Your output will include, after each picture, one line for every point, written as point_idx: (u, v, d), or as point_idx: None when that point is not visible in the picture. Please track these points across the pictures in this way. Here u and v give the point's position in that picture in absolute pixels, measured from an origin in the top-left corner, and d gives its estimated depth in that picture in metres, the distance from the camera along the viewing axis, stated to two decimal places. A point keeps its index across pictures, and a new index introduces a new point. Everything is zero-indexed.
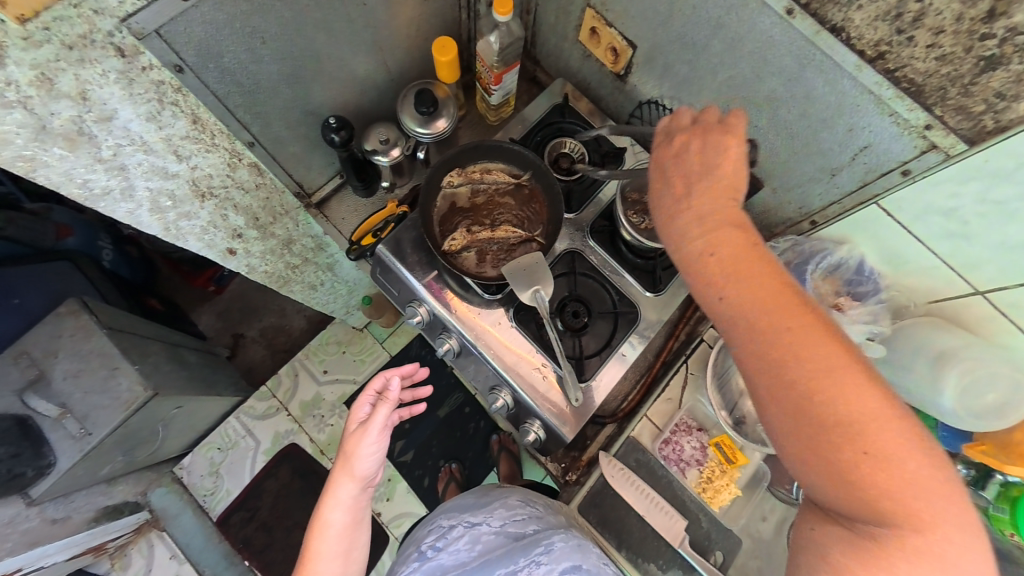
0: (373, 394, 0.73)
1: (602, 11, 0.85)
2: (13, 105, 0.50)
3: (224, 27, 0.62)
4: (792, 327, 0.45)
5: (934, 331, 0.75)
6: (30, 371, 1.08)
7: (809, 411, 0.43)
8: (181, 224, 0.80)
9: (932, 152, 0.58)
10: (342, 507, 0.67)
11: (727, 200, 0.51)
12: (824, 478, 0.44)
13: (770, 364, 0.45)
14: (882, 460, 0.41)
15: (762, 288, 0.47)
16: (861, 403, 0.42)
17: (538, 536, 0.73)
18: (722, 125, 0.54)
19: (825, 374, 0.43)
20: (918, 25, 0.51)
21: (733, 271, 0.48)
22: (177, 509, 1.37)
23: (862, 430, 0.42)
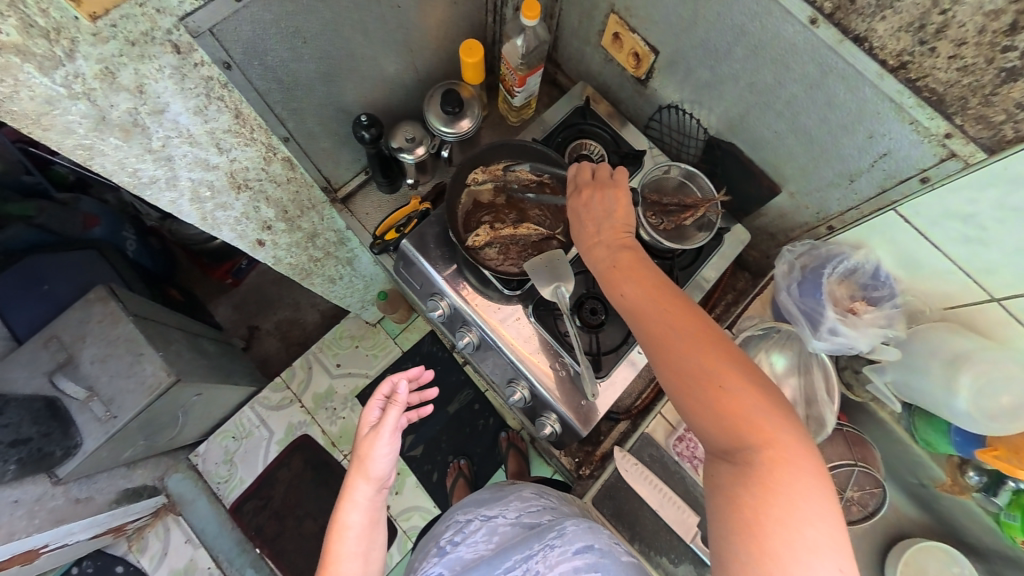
0: (382, 398, 0.67)
1: (626, 17, 0.88)
2: (79, 97, 0.54)
3: (270, 26, 0.65)
4: (660, 304, 0.58)
5: (950, 336, 0.77)
6: (59, 354, 1.12)
7: (682, 364, 0.53)
8: (217, 214, 0.83)
9: (952, 160, 0.60)
10: (360, 509, 0.61)
11: (616, 222, 0.68)
12: (700, 419, 0.52)
13: (647, 335, 0.57)
14: (733, 396, 0.50)
15: (638, 281, 0.61)
16: (713, 354, 0.53)
17: (551, 522, 0.74)
18: (612, 177, 0.72)
19: (682, 335, 0.55)
20: (940, 37, 0.53)
21: (620, 271, 0.63)
22: (193, 495, 1.40)
23: (715, 373, 0.52)
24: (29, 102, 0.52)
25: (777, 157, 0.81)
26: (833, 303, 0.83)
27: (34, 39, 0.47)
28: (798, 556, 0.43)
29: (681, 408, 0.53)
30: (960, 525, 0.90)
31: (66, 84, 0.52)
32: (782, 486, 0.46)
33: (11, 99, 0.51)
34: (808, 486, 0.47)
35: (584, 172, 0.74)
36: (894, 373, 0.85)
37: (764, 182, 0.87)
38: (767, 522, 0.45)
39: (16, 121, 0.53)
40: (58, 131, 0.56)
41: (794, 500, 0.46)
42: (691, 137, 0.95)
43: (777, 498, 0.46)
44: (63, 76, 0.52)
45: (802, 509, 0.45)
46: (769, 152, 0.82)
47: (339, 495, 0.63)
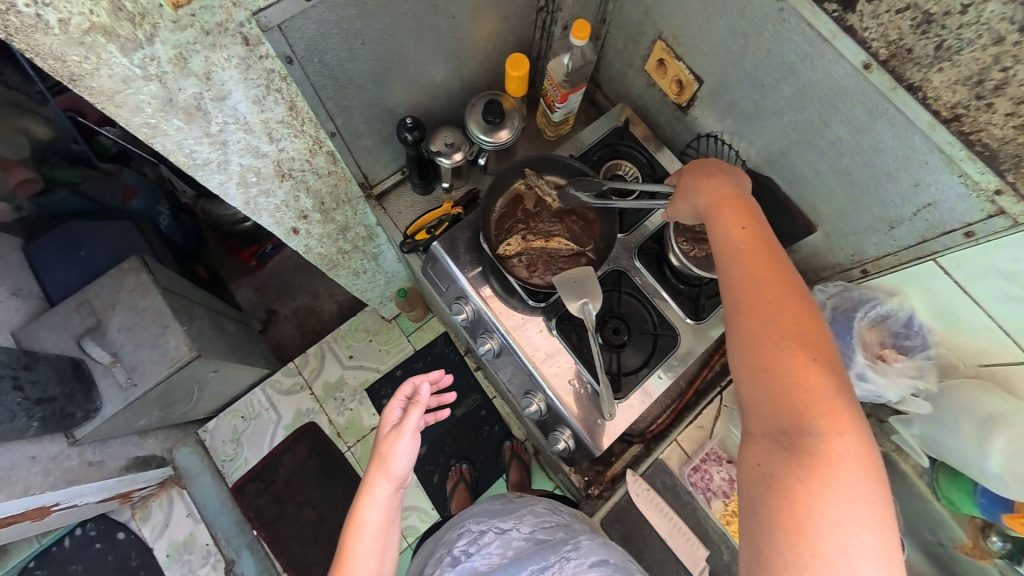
0: (404, 399, 0.68)
1: (673, 45, 0.89)
2: (151, 79, 0.56)
3: (333, 27, 0.69)
4: (758, 267, 0.53)
5: (983, 394, 0.75)
6: (89, 319, 1.16)
7: (766, 329, 0.50)
8: (259, 201, 0.84)
9: (1000, 217, 0.59)
10: (379, 507, 0.61)
11: (723, 179, 0.62)
12: (765, 390, 0.48)
13: (737, 291, 0.53)
14: (815, 376, 0.47)
15: (749, 238, 0.55)
16: (803, 330, 0.49)
17: (566, 537, 0.75)
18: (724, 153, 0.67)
19: (780, 304, 0.50)
20: (999, 93, 0.53)
21: (722, 223, 0.58)
22: (198, 471, 1.42)
23: (799, 348, 0.48)
24: (107, 80, 0.54)
25: (815, 196, 0.81)
26: (862, 349, 0.83)
27: (120, 21, 0.50)
28: (838, 556, 0.41)
29: (749, 375, 0.50)
30: None
31: (142, 66, 0.55)
32: (838, 482, 0.43)
33: (91, 75, 0.53)
34: (866, 492, 0.43)
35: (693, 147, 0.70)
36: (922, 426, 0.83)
37: (800, 220, 0.86)
38: (812, 512, 0.42)
39: (93, 96, 0.56)
40: (128, 108, 0.58)
41: (846, 505, 0.42)
42: None
43: (825, 491, 0.43)
44: (140, 59, 0.54)
45: (855, 512, 0.42)
46: (806, 190, 0.82)
47: (357, 491, 0.63)
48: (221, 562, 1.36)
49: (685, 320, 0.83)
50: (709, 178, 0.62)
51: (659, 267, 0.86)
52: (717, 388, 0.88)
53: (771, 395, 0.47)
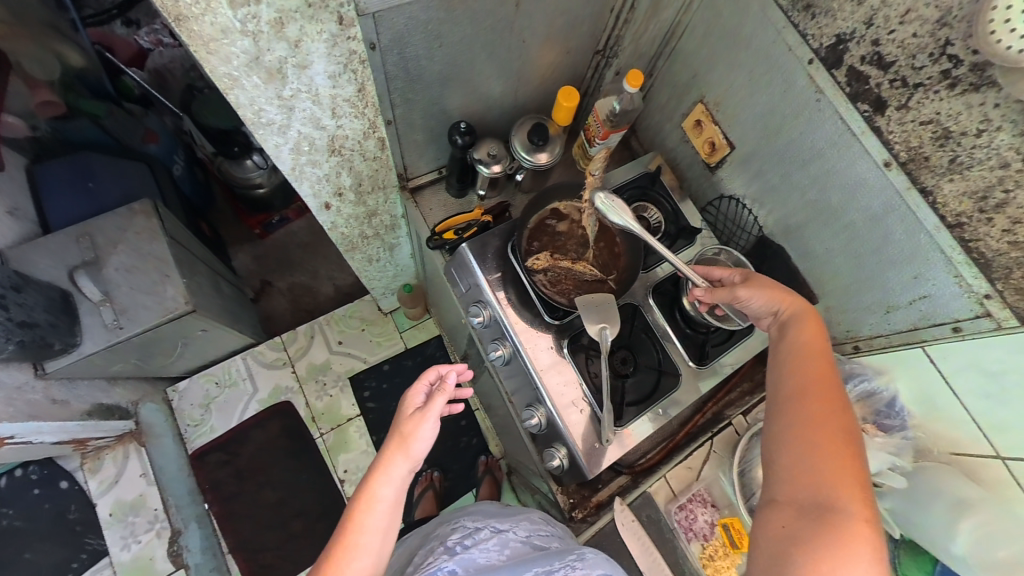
0: (429, 384, 0.70)
1: (713, 109, 0.97)
2: (247, 35, 0.58)
3: (418, 26, 0.73)
4: (820, 365, 0.62)
5: (953, 479, 0.77)
6: (87, 252, 1.13)
7: (818, 415, 0.57)
8: (306, 169, 0.85)
9: (986, 319, 0.66)
10: (393, 485, 0.61)
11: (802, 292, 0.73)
12: (805, 461, 0.54)
13: (795, 373, 0.62)
14: (855, 463, 0.53)
15: (817, 344, 0.65)
16: (847, 422, 0.56)
17: (570, 547, 0.72)
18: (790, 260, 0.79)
19: (832, 400, 0.58)
20: (999, 211, 0.60)
21: (796, 325, 0.67)
22: (162, 430, 1.35)
23: (844, 437, 0.55)
24: (208, 27, 0.55)
25: (823, 271, 0.87)
26: None
27: None
28: None
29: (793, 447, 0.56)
30: None
31: (243, 21, 0.56)
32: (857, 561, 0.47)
33: (195, 19, 0.55)
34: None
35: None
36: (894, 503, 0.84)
37: (805, 292, 0.92)
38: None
39: (190, 39, 0.57)
40: (218, 57, 0.59)
41: None
42: (744, 230, 1.01)
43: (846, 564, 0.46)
44: (245, 15, 0.55)
45: None
46: (816, 264, 0.89)
47: (370, 469, 0.63)
48: (167, 530, 1.28)
49: (689, 363, 0.88)
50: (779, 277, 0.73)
51: (671, 309, 0.91)
52: (709, 433, 0.92)
53: (813, 467, 0.53)
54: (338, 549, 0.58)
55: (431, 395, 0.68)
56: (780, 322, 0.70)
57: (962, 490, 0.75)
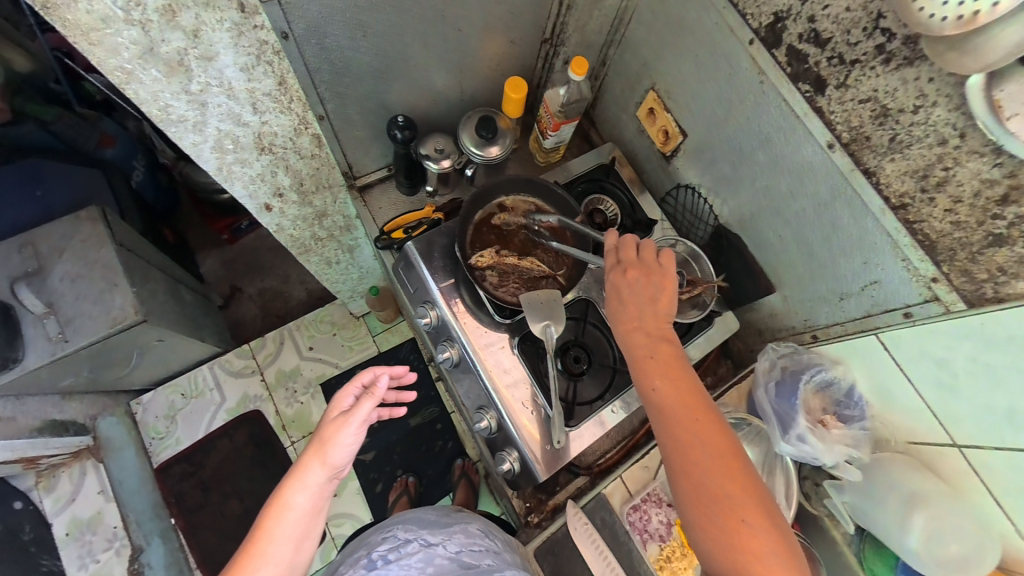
0: (359, 387, 0.70)
1: (664, 97, 0.94)
2: (134, 24, 0.57)
3: (335, 13, 0.72)
4: (692, 411, 0.60)
5: (909, 471, 0.74)
6: (31, 262, 1.11)
7: (702, 482, 0.56)
8: (234, 168, 0.84)
9: (934, 303, 0.63)
10: (307, 493, 0.63)
11: (649, 312, 0.68)
12: (720, 557, 0.53)
13: (677, 448, 0.58)
14: (746, 515, 0.54)
15: (676, 386, 0.62)
16: (730, 469, 0.56)
17: (492, 568, 0.73)
18: (659, 261, 0.71)
19: (713, 452, 0.57)
20: (940, 190, 0.58)
21: (649, 374, 0.63)
22: (121, 443, 1.32)
23: (730, 493, 0.55)
24: (86, 16, 0.54)
25: (778, 261, 0.85)
26: (806, 412, 0.82)
27: None
28: None
29: (696, 526, 0.55)
30: None
31: (125, 8, 0.55)
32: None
33: (69, 7, 0.53)
34: None
35: (629, 248, 0.73)
36: (852, 496, 0.81)
37: (762, 283, 0.90)
38: None
39: (66, 29, 0.55)
40: (104, 48, 0.58)
41: None
42: (701, 221, 0.99)
43: None
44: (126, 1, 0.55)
45: None
46: (771, 255, 0.86)
47: (288, 475, 0.64)
48: (127, 548, 1.26)
49: None
50: (627, 310, 0.69)
51: None
52: None
53: (717, 545, 0.54)
54: (248, 554, 0.59)
55: (358, 399, 0.68)
56: (636, 365, 0.65)
57: (915, 482, 0.73)
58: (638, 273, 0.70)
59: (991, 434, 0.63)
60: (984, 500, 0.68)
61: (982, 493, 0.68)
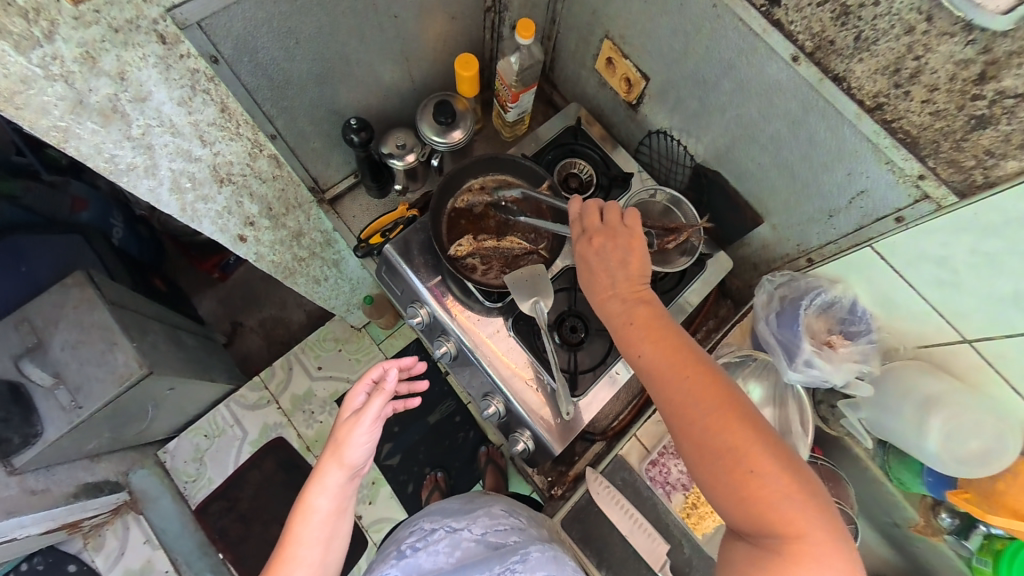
0: (370, 383, 0.72)
1: (620, 44, 0.89)
2: (56, 78, 0.55)
3: (262, 24, 0.68)
4: (680, 368, 0.59)
5: (923, 377, 0.75)
6: (29, 338, 1.12)
7: (701, 437, 0.55)
8: (198, 206, 0.83)
9: (925, 202, 0.61)
10: (329, 495, 0.66)
11: (624, 276, 0.67)
12: (732, 506, 0.53)
13: (670, 406, 0.58)
14: (750, 462, 0.53)
15: (662, 346, 0.61)
16: (728, 419, 0.55)
17: (516, 546, 0.76)
18: (624, 222, 0.70)
19: (708, 405, 0.56)
20: (914, 81, 0.54)
21: (633, 340, 0.63)
22: (156, 492, 1.37)
23: (731, 443, 0.54)
24: (3, 80, 0.52)
25: (762, 190, 0.82)
26: (810, 337, 0.82)
27: (12, 17, 0.48)
28: None
29: (705, 481, 0.55)
30: (934, 568, 0.89)
31: (43, 64, 0.53)
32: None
33: None
34: (834, 558, 0.49)
35: (593, 214, 0.72)
36: (868, 411, 0.83)
37: (748, 215, 0.87)
38: None
39: None
40: (32, 109, 0.57)
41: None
42: (678, 165, 0.95)
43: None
44: (40, 57, 0.52)
45: None
46: (754, 185, 0.83)
47: (310, 478, 0.68)
48: None
49: None
50: (601, 281, 0.68)
51: None
52: None
53: (727, 497, 0.53)
54: (283, 556, 0.65)
55: (369, 395, 0.69)
56: (620, 333, 0.65)
57: (929, 387, 0.74)
58: (604, 240, 0.69)
59: (1000, 325, 0.64)
60: (1000, 390, 0.70)
61: (1001, 387, 0.70)
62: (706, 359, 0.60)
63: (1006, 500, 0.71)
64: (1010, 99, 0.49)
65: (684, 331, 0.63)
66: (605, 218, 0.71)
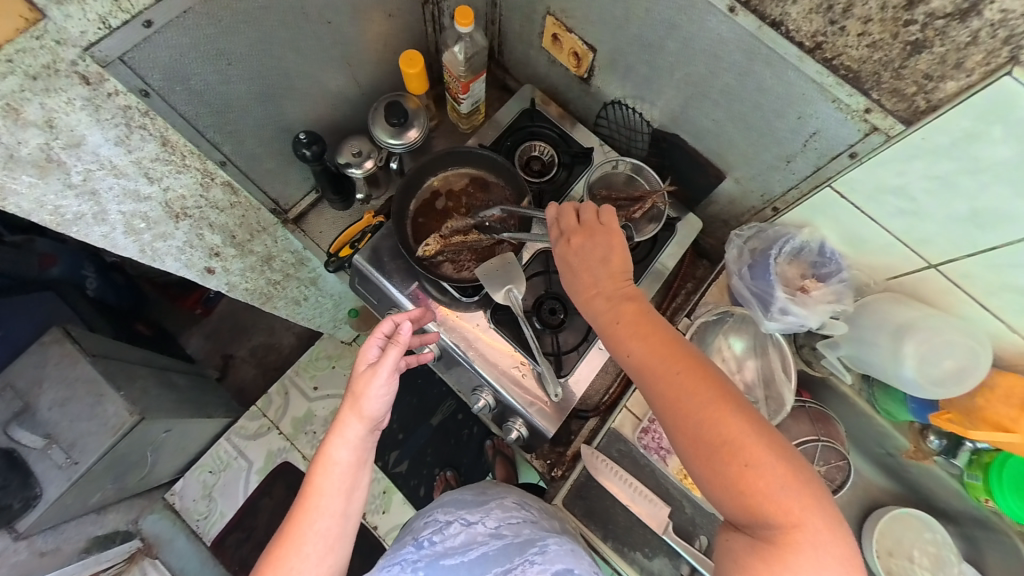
0: (382, 337, 0.70)
1: (562, 18, 0.88)
2: None
3: (189, 51, 0.63)
4: (670, 364, 0.59)
5: (896, 306, 0.76)
6: (15, 402, 1.10)
7: (695, 432, 0.56)
8: (158, 245, 0.82)
9: (874, 134, 0.61)
10: (349, 446, 0.66)
11: (607, 274, 0.67)
12: (728, 497, 0.54)
13: (663, 402, 0.58)
14: (746, 453, 0.53)
15: (650, 342, 0.61)
16: (721, 412, 0.55)
17: (533, 537, 0.75)
18: (601, 220, 0.70)
19: (700, 398, 0.56)
20: (847, 16, 0.54)
21: (621, 339, 0.63)
22: (170, 534, 1.37)
23: (725, 435, 0.54)
24: None
25: (721, 146, 0.82)
26: (784, 284, 0.82)
27: None
28: None
29: (702, 475, 0.56)
30: (931, 491, 0.92)
31: None
32: (807, 562, 0.50)
33: None
34: (827, 541, 0.51)
35: (571, 212, 0.71)
36: (847, 348, 0.84)
37: (711, 172, 0.88)
38: None
39: None
40: None
41: (819, 563, 0.50)
42: (637, 133, 0.95)
43: (800, 560, 0.50)
44: None
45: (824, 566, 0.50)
46: (712, 141, 0.83)
47: (329, 432, 0.68)
48: None
49: None
50: (585, 281, 0.68)
51: None
52: None
53: (724, 489, 0.54)
54: (304, 507, 0.65)
55: (384, 347, 0.69)
56: (608, 333, 0.65)
57: (902, 315, 0.76)
58: (586, 236, 0.69)
59: (964, 245, 0.64)
60: (971, 308, 0.72)
61: (974, 307, 0.71)
62: (696, 352, 0.60)
63: (986, 415, 0.74)
64: (940, 20, 0.49)
65: (672, 326, 0.63)
66: (586, 214, 0.71)
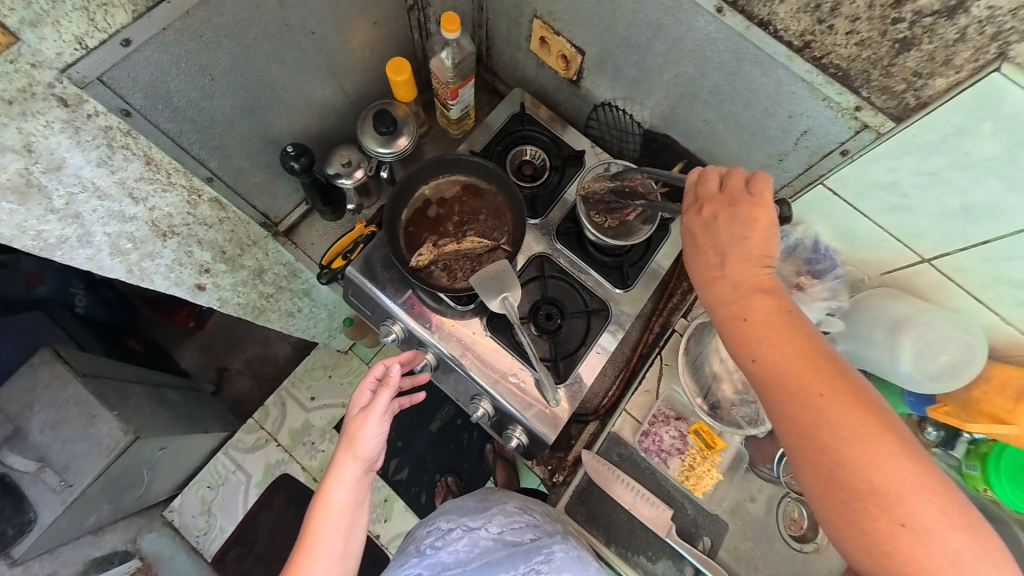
0: (375, 379, 0.71)
1: (550, 21, 0.87)
2: None
3: (169, 67, 0.62)
4: (802, 375, 0.52)
5: (889, 301, 0.77)
6: (6, 425, 1.08)
7: (820, 455, 0.50)
8: (145, 264, 0.81)
9: (865, 132, 0.61)
10: (346, 488, 0.66)
11: (738, 261, 0.59)
12: (847, 530, 0.49)
13: (787, 414, 0.52)
14: (884, 492, 0.47)
15: (786, 345, 0.54)
16: (863, 440, 0.49)
17: (537, 543, 0.75)
18: (747, 190, 0.60)
19: (837, 419, 0.50)
20: (835, 14, 0.54)
21: (750, 337, 0.56)
22: (171, 552, 1.36)
23: (861, 466, 0.48)
24: None
25: (713, 145, 0.82)
26: None
27: None
28: None
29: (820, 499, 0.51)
30: None
31: None
32: None
33: None
34: None
35: (710, 179, 0.63)
36: (845, 344, 0.84)
37: None
38: None
39: None
40: None
41: None
42: (628, 134, 0.95)
43: None
44: None
45: None
46: (703, 141, 0.83)
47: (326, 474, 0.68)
48: None
49: (615, 291, 0.84)
50: (707, 265, 0.61)
51: (581, 246, 0.86)
52: (657, 348, 0.90)
53: (843, 521, 0.49)
54: (303, 551, 0.64)
55: (376, 390, 0.70)
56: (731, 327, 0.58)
57: (895, 309, 0.76)
58: (719, 212, 0.60)
59: (956, 239, 0.65)
60: (965, 301, 0.72)
61: (966, 299, 0.72)
62: (841, 367, 0.53)
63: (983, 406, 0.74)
64: (928, 17, 0.49)
65: (818, 333, 0.55)
66: (725, 188, 0.62)
